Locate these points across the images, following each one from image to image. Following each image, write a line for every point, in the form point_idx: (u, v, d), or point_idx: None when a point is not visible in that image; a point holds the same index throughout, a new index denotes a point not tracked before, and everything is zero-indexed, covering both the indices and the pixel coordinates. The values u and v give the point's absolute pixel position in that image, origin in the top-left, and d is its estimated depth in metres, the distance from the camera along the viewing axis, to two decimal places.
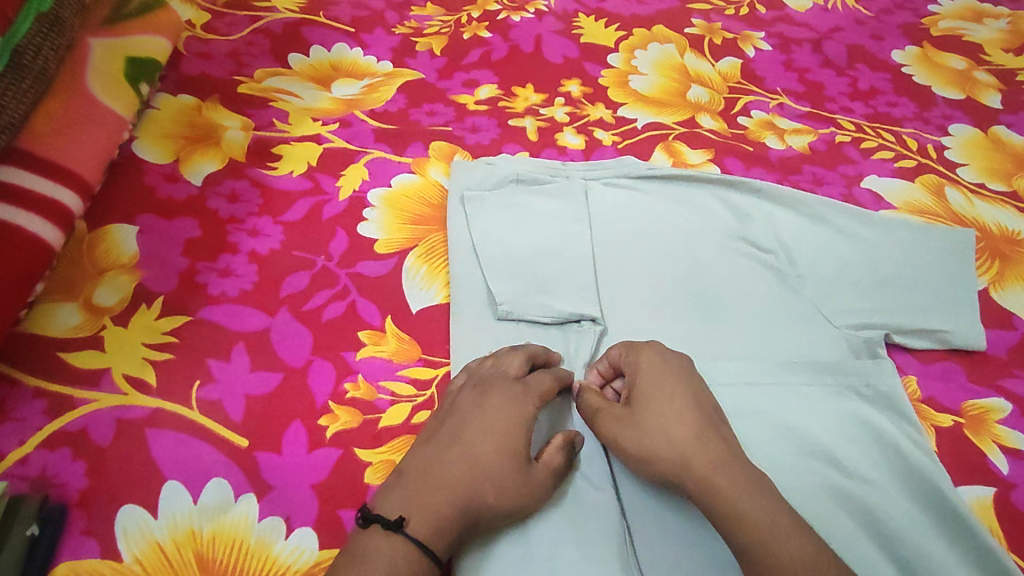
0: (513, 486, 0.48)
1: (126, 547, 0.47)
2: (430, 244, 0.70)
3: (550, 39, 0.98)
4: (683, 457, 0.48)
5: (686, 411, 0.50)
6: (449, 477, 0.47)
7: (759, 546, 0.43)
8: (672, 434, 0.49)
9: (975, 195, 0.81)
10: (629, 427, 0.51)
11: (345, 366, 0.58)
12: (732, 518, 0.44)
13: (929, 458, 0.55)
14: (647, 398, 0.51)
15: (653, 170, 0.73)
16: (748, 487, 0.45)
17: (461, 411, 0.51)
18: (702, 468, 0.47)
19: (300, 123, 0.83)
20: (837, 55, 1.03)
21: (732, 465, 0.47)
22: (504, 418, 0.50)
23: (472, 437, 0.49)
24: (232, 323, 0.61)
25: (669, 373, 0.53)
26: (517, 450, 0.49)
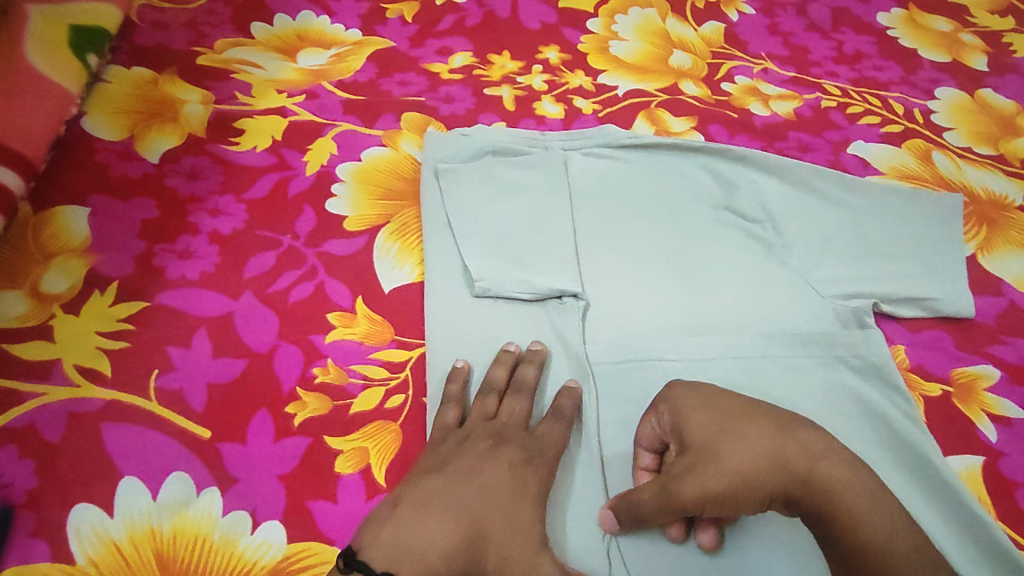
0: (519, 564, 0.44)
1: (79, 548, 0.45)
2: (403, 220, 0.67)
3: (528, 2, 0.94)
4: (778, 464, 0.44)
5: (760, 418, 0.47)
6: (448, 526, 0.44)
7: (881, 539, 0.41)
8: (757, 442, 0.45)
9: (962, 160, 0.78)
10: (703, 451, 0.46)
11: (314, 350, 0.55)
12: (854, 515, 0.42)
13: (918, 428, 0.53)
14: (710, 424, 0.47)
15: (636, 138, 0.71)
16: (845, 483, 0.43)
17: (470, 461, 0.48)
18: (800, 465, 0.44)
19: (264, 95, 0.78)
20: (822, 18, 1.00)
21: (830, 456, 0.44)
22: (514, 477, 0.48)
23: (478, 491, 0.46)
24: (192, 308, 0.58)
25: (717, 393, 0.50)
26: (523, 521, 0.46)
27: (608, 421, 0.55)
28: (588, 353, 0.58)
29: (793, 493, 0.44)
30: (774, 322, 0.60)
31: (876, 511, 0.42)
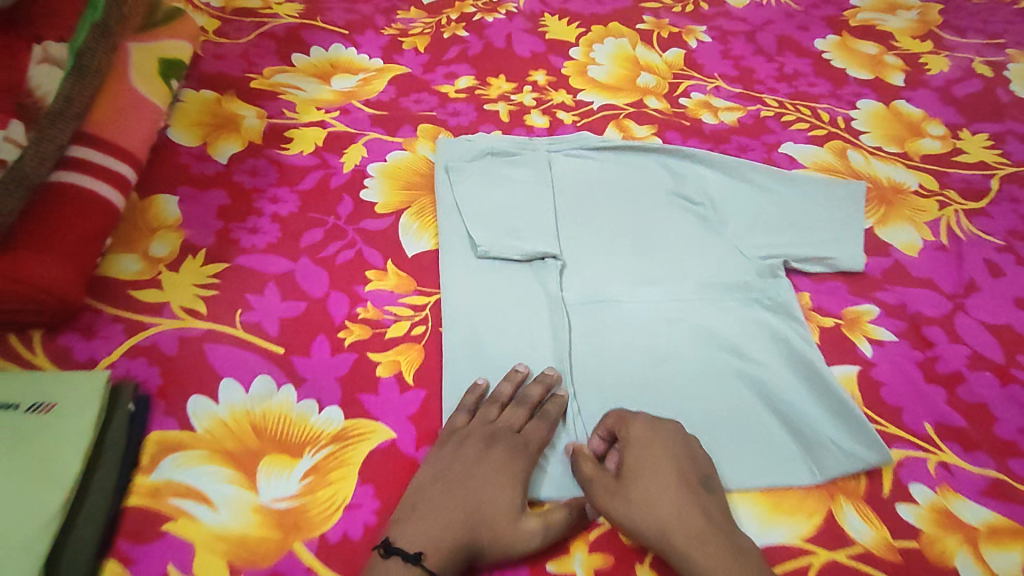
0: (509, 534, 0.55)
1: (197, 422, 0.62)
2: (421, 205, 0.86)
3: (519, 36, 1.17)
4: (665, 533, 0.55)
5: (675, 482, 0.57)
6: (451, 517, 0.55)
7: None
8: (658, 508, 0.56)
9: (873, 157, 0.96)
10: (620, 497, 0.57)
11: (357, 296, 0.73)
12: None
13: (809, 345, 0.70)
14: (637, 473, 0.58)
15: (605, 143, 0.91)
16: (714, 561, 0.53)
17: (472, 458, 0.59)
18: (678, 539, 0.54)
19: (307, 112, 0.98)
20: (768, 44, 1.19)
21: (708, 539, 0.54)
22: (504, 469, 0.59)
23: (476, 487, 0.58)
24: (263, 267, 0.76)
25: (665, 440, 0.60)
26: (511, 498, 0.57)
27: (577, 343, 0.71)
28: (566, 298, 0.75)
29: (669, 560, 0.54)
30: (715, 272, 0.78)
31: None
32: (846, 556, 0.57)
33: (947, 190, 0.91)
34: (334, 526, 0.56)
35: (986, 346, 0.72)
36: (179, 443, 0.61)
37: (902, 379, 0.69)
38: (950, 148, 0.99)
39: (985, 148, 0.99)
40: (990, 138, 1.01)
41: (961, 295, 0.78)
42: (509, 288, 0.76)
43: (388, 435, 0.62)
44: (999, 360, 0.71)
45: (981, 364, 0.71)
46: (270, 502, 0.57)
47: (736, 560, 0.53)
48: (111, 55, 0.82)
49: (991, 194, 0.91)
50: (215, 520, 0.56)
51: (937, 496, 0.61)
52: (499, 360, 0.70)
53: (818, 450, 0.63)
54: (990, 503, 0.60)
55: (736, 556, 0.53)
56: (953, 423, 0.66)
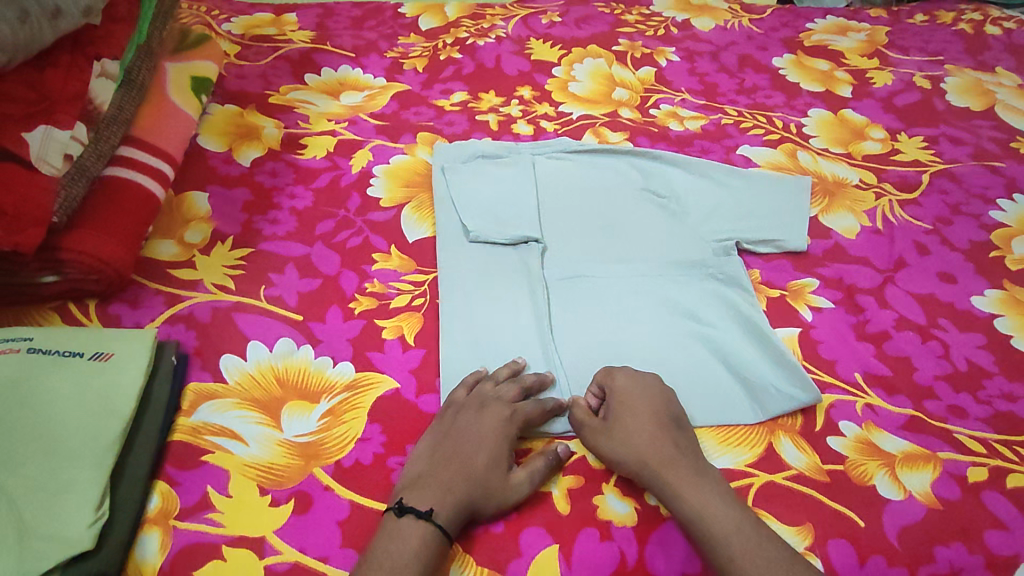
0: (498, 492, 0.63)
1: (229, 375, 0.72)
2: (420, 200, 0.98)
3: (508, 57, 1.32)
4: (643, 462, 0.65)
5: (650, 421, 0.68)
6: (454, 482, 0.62)
7: (704, 520, 0.61)
8: (637, 442, 0.66)
9: (819, 157, 1.09)
10: (606, 437, 0.68)
11: (364, 274, 0.85)
12: (689, 506, 0.62)
13: (756, 311, 0.81)
14: (620, 415, 0.69)
15: (581, 147, 1.05)
16: (684, 484, 0.63)
17: (468, 428, 0.66)
18: (654, 466, 0.65)
19: (319, 123, 1.13)
20: (730, 62, 1.33)
21: (678, 464, 0.64)
22: (497, 436, 0.66)
23: (473, 453, 0.65)
24: (283, 251, 0.88)
25: (643, 388, 0.71)
26: (501, 459, 0.65)
27: (556, 312, 0.82)
28: (546, 275, 0.86)
29: (648, 484, 0.65)
30: (678, 253, 0.89)
31: (715, 505, 0.61)
32: (783, 479, 0.67)
33: (884, 184, 1.02)
34: (347, 454, 0.67)
35: (910, 310, 0.83)
36: (213, 391, 0.70)
37: (836, 338, 0.80)
38: (889, 149, 1.11)
39: (920, 148, 1.11)
40: (925, 139, 1.13)
41: (891, 269, 0.88)
42: (496, 266, 0.87)
43: (394, 384, 0.73)
44: (922, 322, 0.81)
45: (906, 325, 0.81)
46: (293, 438, 0.67)
47: (702, 483, 0.63)
48: (144, 72, 0.95)
49: (923, 185, 1.02)
50: (246, 452, 0.66)
51: (862, 430, 0.71)
52: (489, 322, 0.80)
53: (763, 396, 0.73)
54: (907, 435, 0.71)
55: (702, 480, 0.64)
56: (879, 372, 0.76)
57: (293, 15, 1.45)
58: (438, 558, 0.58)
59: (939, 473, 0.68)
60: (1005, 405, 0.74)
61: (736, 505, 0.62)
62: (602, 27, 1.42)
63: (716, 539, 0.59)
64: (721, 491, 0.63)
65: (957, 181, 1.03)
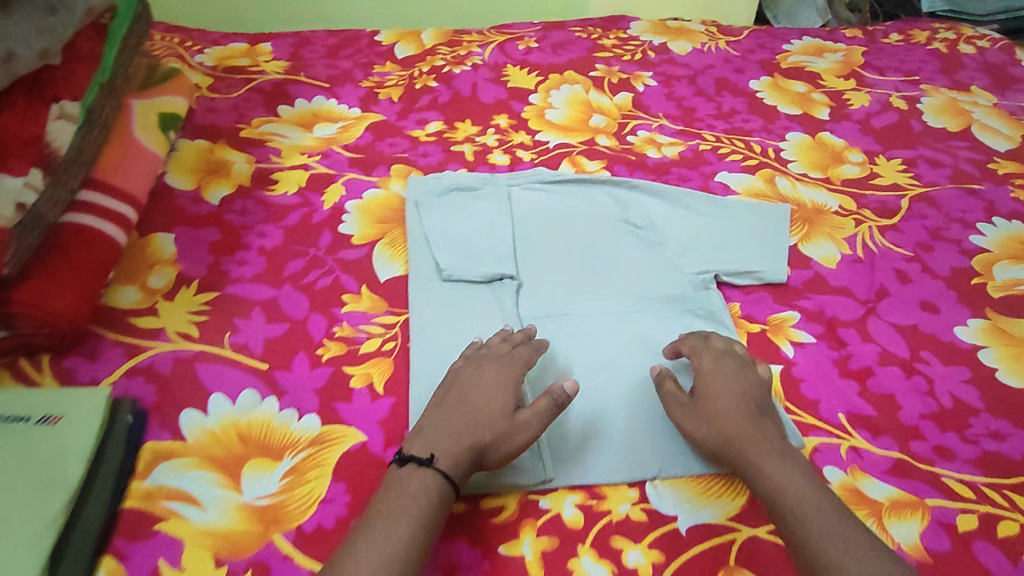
0: (504, 434, 0.65)
1: (188, 433, 0.69)
2: (393, 236, 0.96)
3: (484, 85, 1.31)
4: (727, 440, 0.66)
5: (737, 401, 0.68)
6: (457, 430, 0.64)
7: (784, 496, 0.62)
8: (722, 423, 0.67)
9: (798, 182, 1.08)
10: (692, 415, 0.69)
11: (333, 317, 0.82)
12: (771, 482, 0.63)
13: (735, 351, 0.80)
14: (707, 393, 0.70)
15: (558, 177, 1.04)
16: (769, 463, 0.64)
17: (469, 380, 0.69)
18: (738, 444, 0.66)
19: (291, 157, 1.11)
20: (707, 86, 1.33)
21: (762, 442, 0.65)
22: (497, 381, 0.69)
23: (473, 399, 0.67)
24: (250, 294, 0.85)
25: (736, 369, 0.71)
26: (505, 402, 0.67)
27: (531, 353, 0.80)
28: (522, 314, 0.85)
29: (730, 461, 0.66)
30: (659, 287, 0.88)
31: (796, 484, 0.62)
32: (767, 533, 0.66)
33: (864, 209, 1.01)
34: (310, 518, 0.63)
35: (894, 344, 0.81)
36: (170, 452, 0.67)
37: (819, 375, 0.78)
38: (868, 173, 1.10)
39: (898, 172, 1.10)
40: (903, 162, 1.12)
41: (873, 300, 0.86)
42: (472, 305, 0.85)
43: (362, 438, 0.70)
44: (905, 356, 0.80)
45: (889, 359, 0.79)
46: (253, 500, 0.64)
47: (786, 464, 0.64)
48: (114, 111, 0.93)
49: (902, 211, 1.01)
50: (203, 519, 0.63)
51: (847, 476, 0.69)
52: None
53: None
54: (893, 480, 0.69)
55: (787, 461, 0.64)
56: (863, 412, 0.74)
57: (268, 46, 1.44)
58: (444, 499, 0.61)
59: (927, 521, 0.65)
60: (992, 444, 0.72)
61: (817, 487, 0.62)
62: (579, 51, 1.42)
63: (796, 517, 0.60)
64: (806, 473, 0.63)
65: (937, 205, 1.02)
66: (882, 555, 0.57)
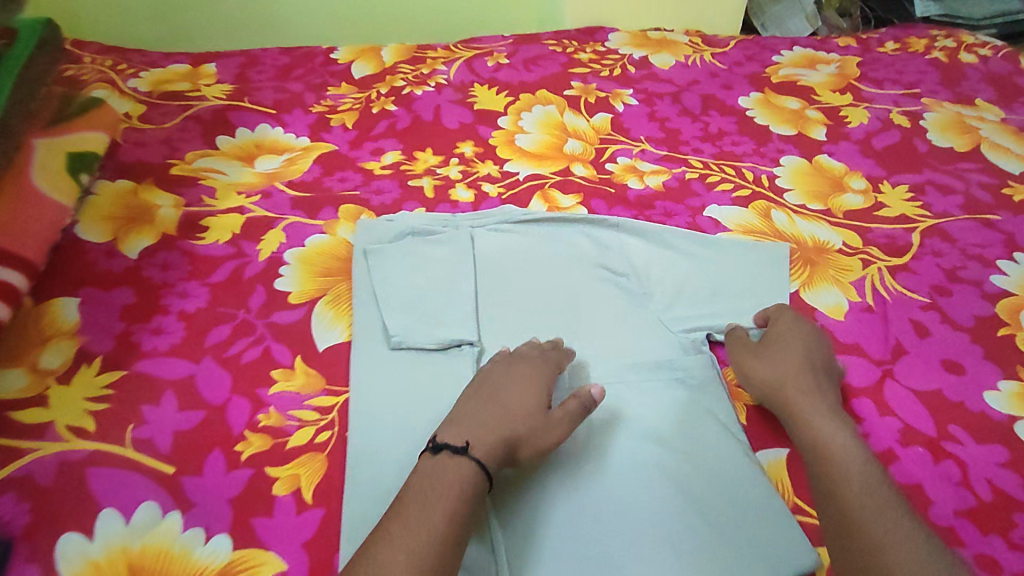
0: (538, 431, 0.64)
1: (66, 566, 0.57)
2: (337, 292, 0.84)
3: (448, 107, 1.19)
4: (781, 384, 0.70)
5: (801, 357, 0.71)
6: (491, 421, 0.63)
7: (822, 442, 0.63)
8: (780, 368, 0.71)
9: (796, 215, 0.96)
10: (755, 356, 0.73)
11: (259, 401, 0.70)
12: (812, 429, 0.65)
13: (731, 435, 0.69)
14: (776, 342, 0.74)
15: (527, 216, 0.92)
16: (817, 416, 0.66)
17: (505, 374, 0.69)
18: (789, 391, 0.69)
19: (227, 197, 0.98)
20: (692, 104, 1.21)
21: (815, 396, 0.68)
22: (531, 377, 0.68)
23: (506, 394, 0.66)
24: (163, 373, 0.73)
25: (803, 335, 0.74)
26: (540, 399, 0.67)
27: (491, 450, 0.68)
28: None
29: (776, 403, 0.69)
30: (642, 353, 0.77)
31: (840, 437, 0.63)
32: None
33: (871, 247, 0.90)
34: None
35: (916, 419, 0.70)
36: None
37: None
38: (872, 203, 0.98)
39: (906, 201, 0.99)
40: (910, 189, 1.01)
41: (888, 360, 0.75)
42: (424, 379, 0.73)
43: (280, 568, 0.58)
44: (931, 433, 0.68)
45: (912, 438, 0.68)
46: None
47: (836, 423, 0.65)
48: (17, 151, 0.81)
49: (914, 249, 0.90)
50: None
51: None
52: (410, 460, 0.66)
53: (751, 555, 0.61)
54: None
55: (837, 418, 0.66)
56: None
57: (213, 66, 1.31)
58: (479, 489, 0.58)
59: None
60: None
61: (863, 449, 0.62)
62: (553, 67, 1.30)
63: (833, 467, 0.61)
64: (855, 433, 0.64)
65: (950, 241, 0.91)
66: (916, 526, 0.55)
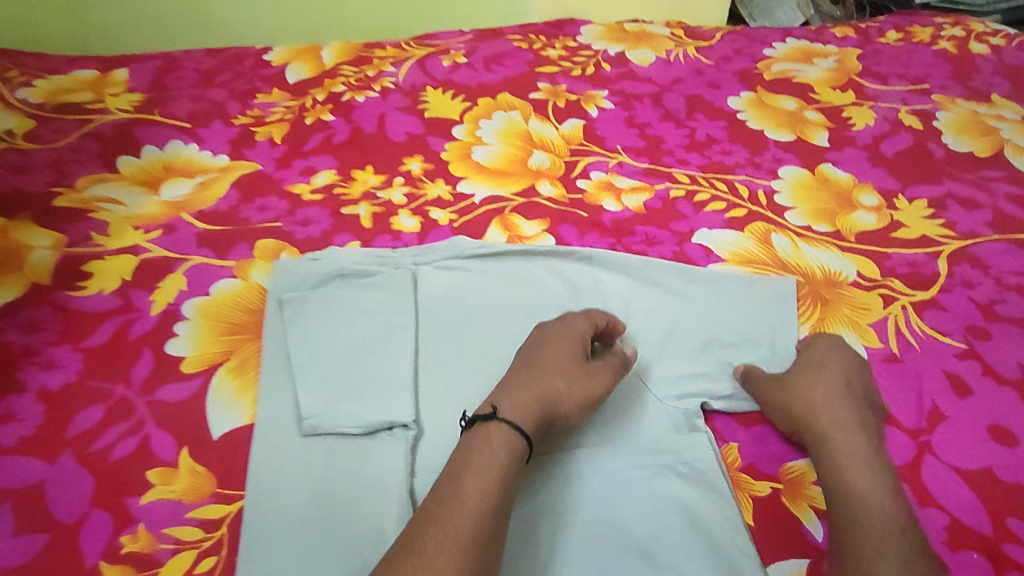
0: (579, 385, 0.59)
1: None
2: (244, 356, 0.68)
3: (394, 116, 1.02)
4: (811, 412, 0.60)
5: (836, 380, 0.63)
6: (525, 382, 0.58)
7: (851, 491, 0.55)
8: (813, 397, 0.61)
9: (800, 239, 0.81)
10: (783, 378, 0.64)
11: (126, 516, 0.56)
12: (840, 473, 0.57)
13: (738, 543, 0.55)
14: (810, 368, 0.65)
15: (483, 249, 0.76)
16: (850, 461, 0.57)
17: (540, 330, 0.64)
18: (821, 428, 0.60)
19: (120, 233, 0.81)
20: (676, 106, 1.06)
21: (850, 433, 0.59)
22: (562, 332, 0.63)
23: (544, 348, 0.61)
24: (7, 479, 0.58)
25: (839, 352, 0.66)
26: (576, 350, 0.62)
27: None
28: (415, 488, 0.58)
29: (802, 435, 0.61)
30: (619, 431, 0.62)
31: (875, 492, 0.55)
32: None
33: (890, 278, 0.76)
34: None
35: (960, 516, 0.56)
36: None
37: None
38: (888, 223, 0.84)
39: (926, 220, 0.84)
40: (930, 205, 0.87)
41: (924, 431, 0.63)
42: (342, 477, 0.58)
43: None
44: (986, 532, 0.56)
45: (964, 540, 0.56)
46: None
47: (873, 469, 0.57)
48: None
49: (940, 279, 0.76)
50: None
51: None
52: None
53: None
54: None
55: (875, 463, 0.57)
56: None
57: (124, 72, 1.12)
58: (520, 456, 0.53)
59: None
60: None
61: (901, 507, 0.54)
62: (518, 66, 1.14)
63: (857, 526, 0.53)
64: (891, 481, 0.56)
65: (981, 269, 0.78)
66: None
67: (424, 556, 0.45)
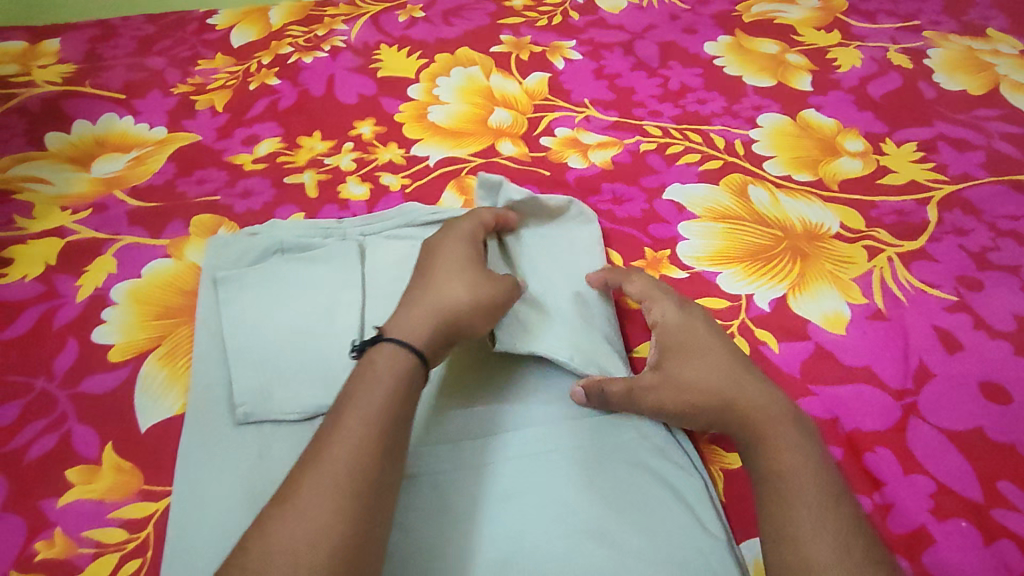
0: (483, 293, 0.55)
1: None
2: (176, 340, 0.62)
3: (344, 77, 0.95)
4: (720, 395, 0.54)
5: (723, 353, 0.56)
6: (427, 299, 0.53)
7: (786, 471, 0.49)
8: (714, 377, 0.55)
9: (779, 190, 0.75)
10: (678, 362, 0.57)
11: (42, 520, 0.52)
12: (772, 457, 0.50)
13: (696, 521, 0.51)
14: (689, 343, 0.58)
15: (435, 216, 0.71)
16: (784, 441, 0.50)
17: (427, 243, 0.60)
18: (743, 408, 0.53)
19: (46, 214, 0.75)
20: (649, 55, 0.98)
21: (763, 405, 0.53)
22: (458, 245, 0.58)
23: (431, 257, 0.57)
24: None
25: (685, 321, 0.59)
26: (475, 262, 0.57)
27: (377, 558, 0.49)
28: None
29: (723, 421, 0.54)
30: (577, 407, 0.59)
31: (805, 464, 0.49)
32: None
33: (876, 229, 0.71)
34: None
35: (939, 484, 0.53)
36: None
37: None
38: (874, 168, 0.78)
39: (915, 164, 0.78)
40: (919, 147, 0.81)
41: (910, 392, 0.58)
42: (277, 467, 0.53)
43: None
44: (976, 498, 0.52)
45: (952, 507, 0.52)
46: None
47: (803, 445, 0.50)
48: None
49: (930, 227, 0.71)
50: None
51: None
52: None
53: None
54: None
55: (803, 436, 0.51)
56: None
57: (55, 42, 1.04)
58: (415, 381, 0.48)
59: None
60: None
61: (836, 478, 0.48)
62: (479, 18, 1.06)
63: (792, 507, 0.46)
64: (818, 451, 0.50)
65: (974, 214, 0.72)
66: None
67: (316, 488, 0.40)
